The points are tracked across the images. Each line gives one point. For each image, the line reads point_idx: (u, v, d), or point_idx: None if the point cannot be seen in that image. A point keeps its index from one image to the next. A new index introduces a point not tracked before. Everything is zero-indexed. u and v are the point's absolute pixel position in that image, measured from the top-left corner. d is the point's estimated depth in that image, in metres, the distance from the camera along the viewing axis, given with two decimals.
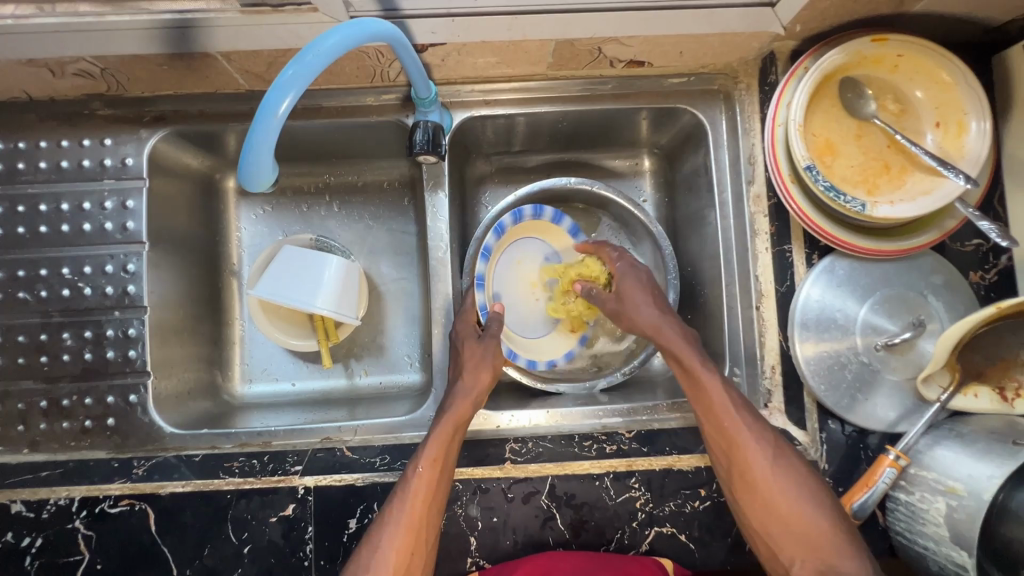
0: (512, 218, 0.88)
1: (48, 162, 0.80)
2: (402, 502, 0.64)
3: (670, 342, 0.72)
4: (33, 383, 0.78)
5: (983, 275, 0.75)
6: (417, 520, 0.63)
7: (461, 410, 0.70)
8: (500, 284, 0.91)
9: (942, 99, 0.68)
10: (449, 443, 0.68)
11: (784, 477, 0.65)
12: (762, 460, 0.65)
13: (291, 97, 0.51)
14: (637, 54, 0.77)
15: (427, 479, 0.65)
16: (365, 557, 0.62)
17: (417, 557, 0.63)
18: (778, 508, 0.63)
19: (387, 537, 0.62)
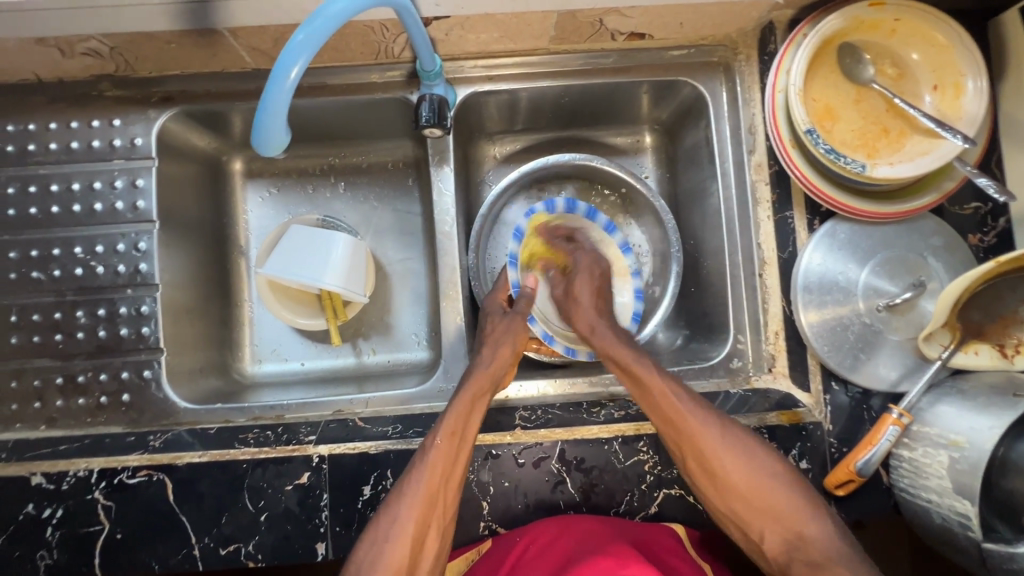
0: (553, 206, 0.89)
1: (58, 144, 0.81)
2: (420, 472, 0.65)
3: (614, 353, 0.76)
4: (49, 361, 0.79)
5: (983, 238, 0.76)
6: (434, 492, 0.64)
7: (480, 383, 0.72)
8: (537, 265, 0.90)
9: (940, 61, 0.69)
10: (468, 415, 0.69)
11: (752, 452, 0.68)
12: (718, 436, 0.68)
13: (303, 61, 0.52)
14: (638, 26, 0.79)
15: (447, 451, 0.66)
16: (383, 526, 0.63)
17: (434, 528, 0.64)
18: (743, 476, 0.66)
19: (405, 509, 0.63)
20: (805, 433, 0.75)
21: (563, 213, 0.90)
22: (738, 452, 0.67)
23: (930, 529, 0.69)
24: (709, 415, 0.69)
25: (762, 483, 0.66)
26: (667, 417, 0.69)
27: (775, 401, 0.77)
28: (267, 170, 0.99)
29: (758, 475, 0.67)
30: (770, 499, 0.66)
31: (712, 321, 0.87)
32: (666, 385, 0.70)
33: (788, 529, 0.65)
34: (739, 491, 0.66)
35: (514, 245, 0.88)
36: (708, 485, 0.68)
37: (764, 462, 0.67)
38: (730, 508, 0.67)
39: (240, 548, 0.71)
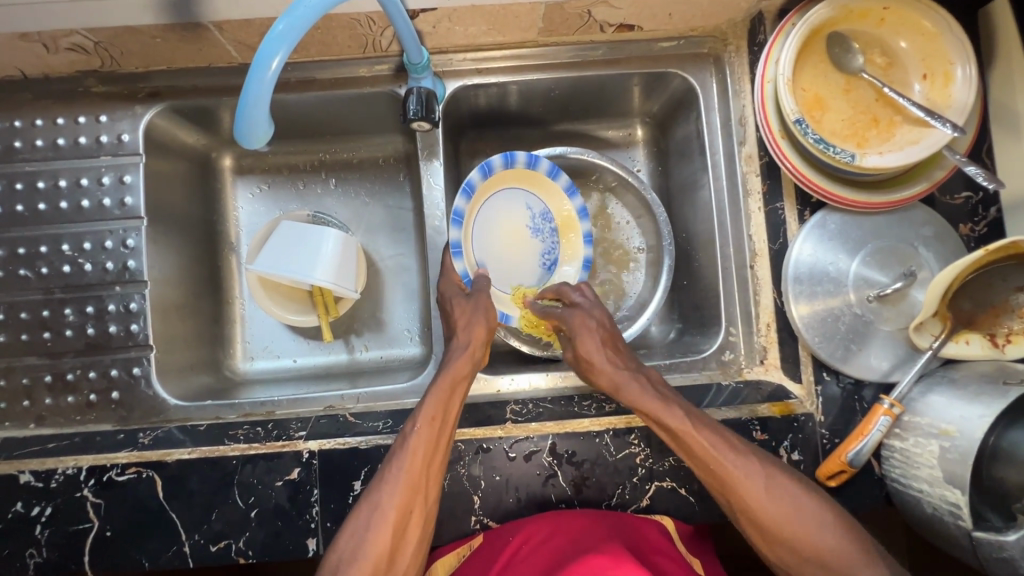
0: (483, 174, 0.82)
1: (44, 140, 0.81)
2: (401, 460, 0.65)
3: (628, 392, 0.71)
4: (37, 359, 0.79)
5: (973, 227, 0.75)
6: (416, 478, 0.64)
7: (459, 368, 0.71)
8: (486, 241, 0.85)
9: (929, 50, 0.69)
10: (447, 400, 0.69)
11: (794, 496, 0.65)
12: (758, 484, 0.65)
13: (283, 51, 0.52)
14: (626, 18, 0.78)
15: (427, 437, 0.66)
16: (365, 514, 0.63)
17: (417, 514, 0.64)
18: (784, 521, 0.64)
19: (387, 495, 0.63)
20: (796, 425, 0.75)
21: (501, 171, 0.83)
22: (778, 493, 0.65)
23: (922, 520, 0.68)
24: (745, 455, 0.66)
25: (802, 522, 0.63)
26: (701, 460, 0.66)
27: (767, 393, 0.77)
28: (257, 167, 0.98)
29: (800, 519, 0.64)
30: (816, 544, 0.63)
31: (705, 314, 0.87)
32: (697, 430, 0.67)
33: (832, 569, 0.62)
34: (780, 533, 0.64)
35: (458, 232, 0.80)
36: (752, 530, 0.66)
37: (809, 507, 0.64)
38: (774, 550, 0.65)
39: (230, 545, 0.70)
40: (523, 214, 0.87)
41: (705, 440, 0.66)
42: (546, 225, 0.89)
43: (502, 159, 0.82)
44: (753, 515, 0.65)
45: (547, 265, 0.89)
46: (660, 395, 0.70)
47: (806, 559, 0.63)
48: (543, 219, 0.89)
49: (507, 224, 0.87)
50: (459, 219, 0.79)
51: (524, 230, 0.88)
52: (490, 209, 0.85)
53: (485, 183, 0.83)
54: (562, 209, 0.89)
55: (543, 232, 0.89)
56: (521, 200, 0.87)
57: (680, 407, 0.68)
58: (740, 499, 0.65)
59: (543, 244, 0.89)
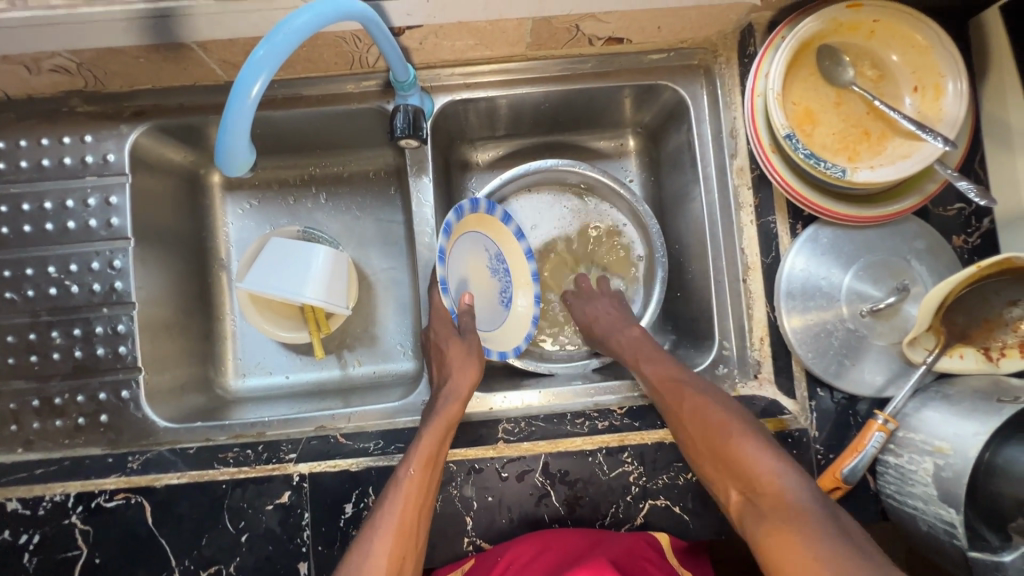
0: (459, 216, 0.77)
1: (29, 162, 0.80)
2: (393, 505, 0.64)
3: (617, 340, 0.82)
4: (25, 383, 0.78)
5: (967, 239, 0.75)
6: (408, 523, 0.63)
7: (452, 411, 0.71)
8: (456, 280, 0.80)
9: (919, 63, 0.68)
10: (439, 444, 0.68)
11: (737, 416, 0.67)
12: (708, 400, 0.69)
13: (263, 78, 0.51)
14: (615, 31, 0.78)
15: (420, 481, 0.66)
16: (353, 560, 0.61)
17: (408, 561, 0.63)
18: (719, 428, 0.66)
19: (377, 542, 0.62)
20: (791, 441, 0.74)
21: (470, 217, 0.80)
22: (719, 413, 0.67)
23: (918, 536, 0.68)
24: (704, 386, 0.72)
25: (727, 430, 0.65)
26: (660, 386, 0.73)
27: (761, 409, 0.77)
28: (246, 182, 0.97)
29: (733, 431, 0.65)
30: (736, 451, 0.63)
31: (699, 326, 0.87)
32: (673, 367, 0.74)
33: (749, 486, 0.61)
34: (706, 441, 0.66)
35: (443, 269, 0.76)
36: (694, 446, 0.67)
37: (745, 427, 0.66)
38: (708, 466, 0.65)
39: (221, 570, 0.70)
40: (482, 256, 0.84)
41: (675, 371, 0.74)
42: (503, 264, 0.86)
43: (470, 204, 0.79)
44: (699, 428, 0.67)
45: (505, 302, 0.87)
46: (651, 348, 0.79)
47: (726, 468, 0.63)
48: (498, 258, 0.86)
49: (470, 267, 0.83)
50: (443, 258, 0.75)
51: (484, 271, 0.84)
52: (460, 252, 0.80)
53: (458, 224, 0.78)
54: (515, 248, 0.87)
55: (499, 273, 0.86)
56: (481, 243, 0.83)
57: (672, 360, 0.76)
58: (684, 414, 0.69)
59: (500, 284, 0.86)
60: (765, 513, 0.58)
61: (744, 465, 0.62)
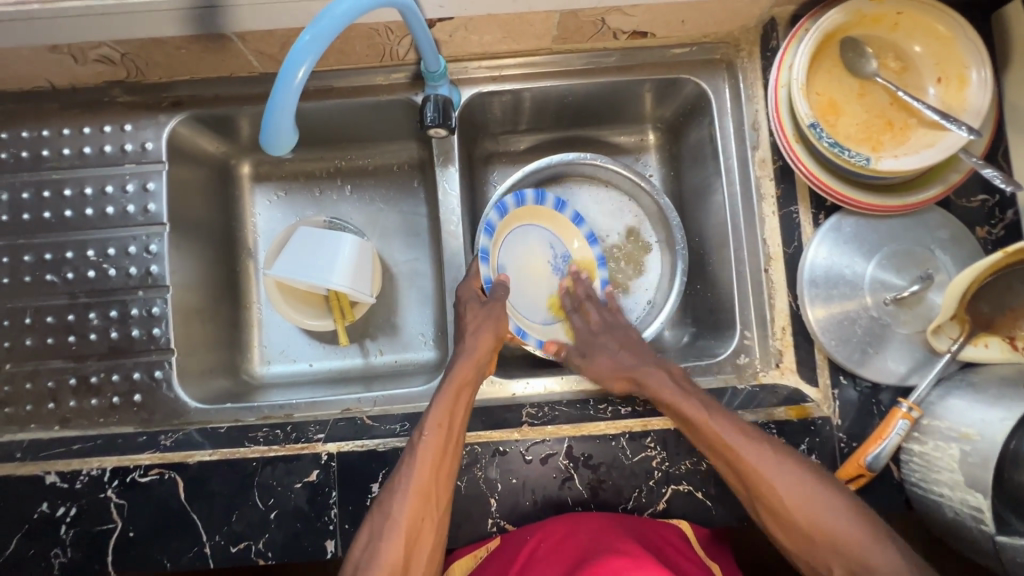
0: (516, 200, 0.85)
1: (70, 149, 0.83)
2: (411, 468, 0.66)
3: (650, 382, 0.74)
4: (62, 362, 0.81)
5: (990, 230, 0.75)
6: (427, 484, 0.65)
7: (463, 375, 0.73)
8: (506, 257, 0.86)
9: (942, 54, 0.69)
10: (454, 407, 0.70)
11: (816, 487, 0.65)
12: (778, 472, 0.65)
13: (309, 60, 0.53)
14: (639, 25, 0.79)
15: (435, 444, 0.67)
16: (377, 522, 0.64)
17: (429, 521, 0.65)
18: (797, 502, 0.64)
19: (398, 504, 0.64)
20: (813, 428, 0.74)
21: (532, 205, 0.87)
22: (796, 481, 0.65)
23: (943, 525, 0.68)
24: (758, 440, 0.68)
25: (819, 508, 0.64)
26: (719, 452, 0.68)
27: (784, 397, 0.77)
28: (275, 174, 1.00)
29: (815, 495, 0.64)
30: (828, 526, 0.63)
31: (719, 317, 0.87)
32: (711, 415, 0.69)
33: (853, 560, 0.61)
34: (797, 520, 0.64)
35: (487, 239, 0.81)
36: (770, 519, 0.66)
37: (836, 503, 0.64)
38: (794, 540, 0.65)
39: (250, 546, 0.71)
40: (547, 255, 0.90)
41: (718, 424, 0.68)
42: (567, 265, 0.91)
43: (514, 198, 0.85)
44: (778, 511, 0.65)
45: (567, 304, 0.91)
46: (683, 392, 0.72)
47: (826, 545, 0.63)
48: (564, 259, 0.91)
49: (529, 256, 0.89)
50: (489, 230, 0.81)
51: (545, 267, 0.90)
52: (519, 235, 0.88)
53: (518, 210, 0.87)
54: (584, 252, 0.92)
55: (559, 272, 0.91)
56: (545, 239, 0.91)
57: (699, 400, 0.70)
58: (760, 492, 0.66)
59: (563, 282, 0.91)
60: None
61: (840, 540, 0.62)
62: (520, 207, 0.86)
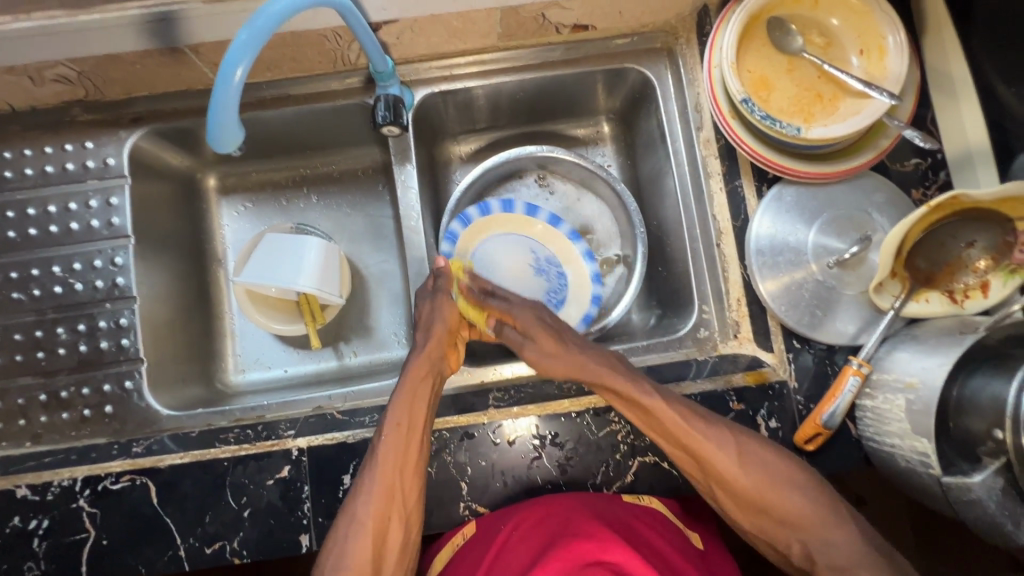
0: (481, 211, 0.92)
1: (33, 169, 0.84)
2: (373, 469, 0.67)
3: (590, 368, 0.72)
4: (32, 378, 0.81)
5: (925, 192, 0.78)
6: (389, 484, 0.66)
7: (418, 370, 0.72)
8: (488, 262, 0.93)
9: (862, 27, 0.73)
10: (412, 406, 0.70)
11: (778, 467, 0.67)
12: (737, 461, 0.67)
13: (247, 59, 0.55)
14: (579, 18, 0.83)
15: (396, 443, 0.68)
16: (344, 525, 0.65)
17: (396, 517, 0.66)
18: (756, 488, 0.67)
19: (362, 505, 0.65)
20: (772, 393, 0.77)
21: (499, 215, 0.94)
22: (754, 465, 0.67)
23: (898, 474, 0.70)
24: (717, 429, 0.69)
25: (776, 490, 0.66)
26: (672, 435, 0.68)
27: (743, 364, 0.79)
28: (241, 185, 1.02)
29: (775, 485, 0.66)
30: (784, 509, 0.66)
31: (680, 296, 0.90)
32: (674, 410, 0.68)
33: (810, 536, 0.65)
34: (755, 503, 0.67)
35: (449, 247, 0.90)
36: (729, 501, 0.68)
37: (789, 478, 0.67)
38: (755, 522, 0.68)
39: (225, 546, 0.72)
40: (528, 258, 0.94)
41: (682, 418, 0.68)
42: (552, 266, 0.94)
43: (479, 211, 0.92)
44: (740, 498, 0.67)
45: (554, 304, 0.92)
46: (626, 374, 0.71)
47: (784, 527, 0.66)
48: (549, 263, 0.95)
49: (510, 258, 0.94)
50: (453, 239, 0.90)
51: (528, 269, 0.93)
52: (489, 245, 0.93)
53: (482, 220, 0.93)
54: (566, 251, 0.95)
55: (546, 273, 0.94)
56: (526, 244, 0.95)
57: (650, 382, 0.70)
58: (716, 477, 0.68)
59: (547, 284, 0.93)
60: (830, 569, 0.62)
61: (799, 522, 0.65)
62: (485, 218, 0.93)
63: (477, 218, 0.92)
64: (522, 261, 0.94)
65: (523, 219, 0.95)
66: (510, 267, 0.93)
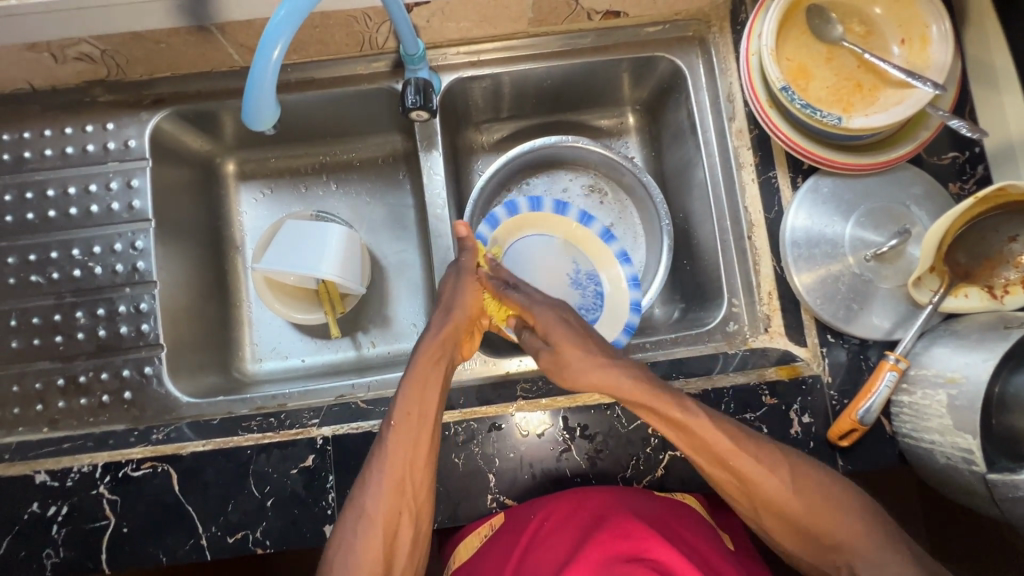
0: (531, 205, 0.88)
1: (53, 150, 0.83)
2: (382, 461, 0.64)
3: (611, 383, 0.65)
4: (50, 363, 0.80)
5: (962, 185, 0.77)
6: (400, 478, 0.64)
7: (430, 354, 0.69)
8: (526, 266, 0.87)
9: (904, 16, 0.72)
10: (423, 393, 0.67)
11: (828, 488, 0.65)
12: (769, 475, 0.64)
13: (286, 36, 0.54)
14: (612, 3, 0.82)
15: (406, 433, 0.65)
16: (352, 521, 0.63)
17: (406, 514, 0.64)
18: (811, 516, 0.64)
19: (372, 501, 0.63)
20: (805, 387, 0.75)
21: (551, 214, 0.88)
22: (805, 488, 0.64)
23: (936, 471, 0.68)
24: (768, 455, 0.65)
25: (829, 515, 0.63)
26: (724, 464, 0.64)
27: (774, 358, 0.78)
28: (259, 171, 1.00)
29: (829, 509, 0.64)
30: (837, 534, 0.63)
31: (707, 289, 0.88)
32: (718, 430, 0.64)
33: (847, 552, 0.62)
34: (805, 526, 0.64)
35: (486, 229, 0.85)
36: (782, 529, 0.65)
37: (835, 497, 0.64)
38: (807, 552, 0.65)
39: (248, 535, 0.70)
40: (568, 266, 0.88)
41: (728, 441, 0.64)
42: (591, 283, 0.87)
43: (528, 202, 0.88)
44: (796, 528, 0.64)
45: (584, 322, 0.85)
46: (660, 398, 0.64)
47: (835, 552, 0.63)
48: (589, 277, 0.87)
49: (550, 262, 0.88)
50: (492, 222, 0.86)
51: (564, 280, 0.87)
52: (535, 241, 0.88)
53: (529, 214, 0.88)
54: (609, 267, 0.87)
55: (584, 290, 0.87)
56: (569, 255, 0.88)
57: (697, 406, 0.65)
58: (767, 504, 0.65)
59: (581, 301, 0.86)
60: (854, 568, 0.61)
61: (849, 547, 0.62)
62: (534, 213, 0.88)
63: (524, 210, 0.87)
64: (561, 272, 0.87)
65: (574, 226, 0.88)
66: (546, 273, 0.87)
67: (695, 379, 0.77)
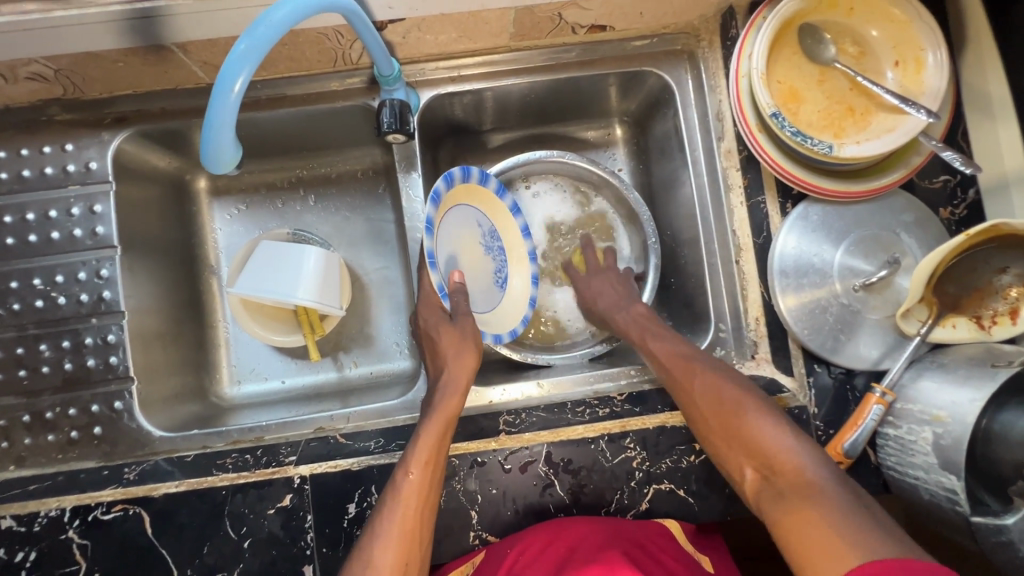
0: (481, 177, 0.79)
1: (8, 173, 0.78)
2: (394, 505, 0.63)
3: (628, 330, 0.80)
4: (14, 399, 0.77)
5: (953, 211, 0.76)
6: (413, 526, 0.63)
7: (449, 407, 0.70)
8: (449, 247, 0.76)
9: (899, 37, 0.69)
10: (440, 440, 0.67)
11: (763, 405, 0.65)
12: (714, 376, 0.68)
13: (246, 72, 0.50)
14: (598, 18, 0.78)
15: (421, 481, 0.64)
16: (357, 570, 0.60)
17: (413, 563, 0.62)
18: (726, 408, 0.65)
19: (380, 546, 0.61)
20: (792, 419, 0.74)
21: (479, 186, 0.79)
22: (726, 390, 0.66)
23: (920, 505, 0.68)
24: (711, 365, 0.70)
25: (746, 413, 0.64)
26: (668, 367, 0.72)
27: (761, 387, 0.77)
28: (234, 187, 0.96)
29: (751, 418, 0.63)
30: (747, 428, 0.62)
31: (695, 310, 0.87)
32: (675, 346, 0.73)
33: (766, 465, 0.60)
34: (719, 422, 0.65)
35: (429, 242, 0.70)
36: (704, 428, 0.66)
37: (760, 405, 0.64)
38: (717, 444, 0.65)
39: None
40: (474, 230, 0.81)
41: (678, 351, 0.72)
42: (495, 242, 0.84)
43: (479, 173, 0.79)
44: (717, 422, 0.65)
45: (500, 284, 0.85)
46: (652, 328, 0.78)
47: (735, 436, 0.63)
48: (492, 237, 0.84)
49: (462, 241, 0.79)
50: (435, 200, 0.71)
51: (479, 249, 0.81)
52: (450, 227, 0.76)
53: (448, 194, 0.74)
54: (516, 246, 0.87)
55: (494, 252, 0.84)
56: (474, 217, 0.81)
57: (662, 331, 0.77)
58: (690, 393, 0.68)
59: (494, 263, 0.83)
60: (784, 491, 0.56)
61: (760, 443, 0.61)
62: (476, 186, 0.79)
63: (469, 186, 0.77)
64: (472, 242, 0.80)
65: (491, 197, 0.82)
66: (462, 246, 0.79)
67: (681, 412, 0.75)
